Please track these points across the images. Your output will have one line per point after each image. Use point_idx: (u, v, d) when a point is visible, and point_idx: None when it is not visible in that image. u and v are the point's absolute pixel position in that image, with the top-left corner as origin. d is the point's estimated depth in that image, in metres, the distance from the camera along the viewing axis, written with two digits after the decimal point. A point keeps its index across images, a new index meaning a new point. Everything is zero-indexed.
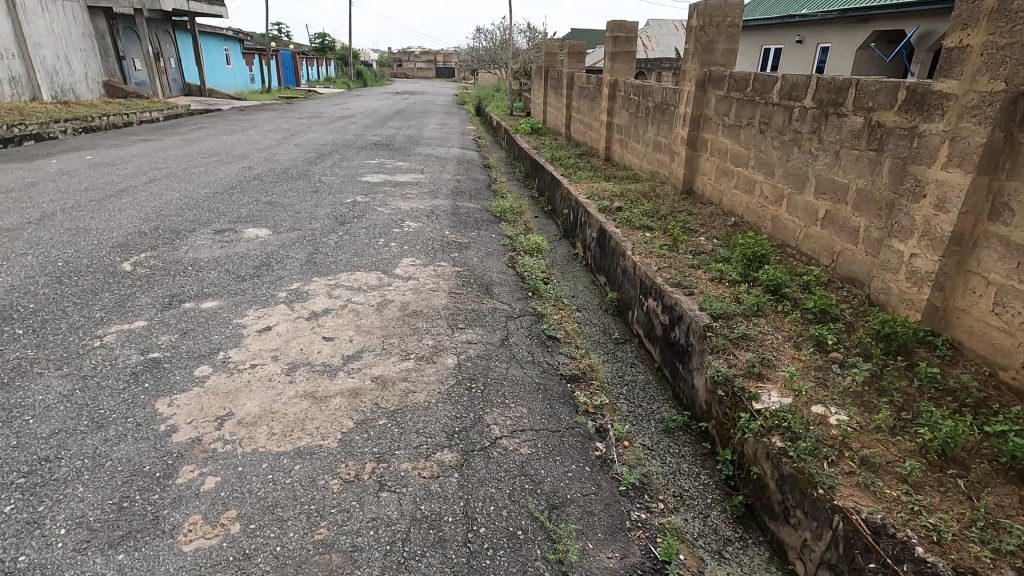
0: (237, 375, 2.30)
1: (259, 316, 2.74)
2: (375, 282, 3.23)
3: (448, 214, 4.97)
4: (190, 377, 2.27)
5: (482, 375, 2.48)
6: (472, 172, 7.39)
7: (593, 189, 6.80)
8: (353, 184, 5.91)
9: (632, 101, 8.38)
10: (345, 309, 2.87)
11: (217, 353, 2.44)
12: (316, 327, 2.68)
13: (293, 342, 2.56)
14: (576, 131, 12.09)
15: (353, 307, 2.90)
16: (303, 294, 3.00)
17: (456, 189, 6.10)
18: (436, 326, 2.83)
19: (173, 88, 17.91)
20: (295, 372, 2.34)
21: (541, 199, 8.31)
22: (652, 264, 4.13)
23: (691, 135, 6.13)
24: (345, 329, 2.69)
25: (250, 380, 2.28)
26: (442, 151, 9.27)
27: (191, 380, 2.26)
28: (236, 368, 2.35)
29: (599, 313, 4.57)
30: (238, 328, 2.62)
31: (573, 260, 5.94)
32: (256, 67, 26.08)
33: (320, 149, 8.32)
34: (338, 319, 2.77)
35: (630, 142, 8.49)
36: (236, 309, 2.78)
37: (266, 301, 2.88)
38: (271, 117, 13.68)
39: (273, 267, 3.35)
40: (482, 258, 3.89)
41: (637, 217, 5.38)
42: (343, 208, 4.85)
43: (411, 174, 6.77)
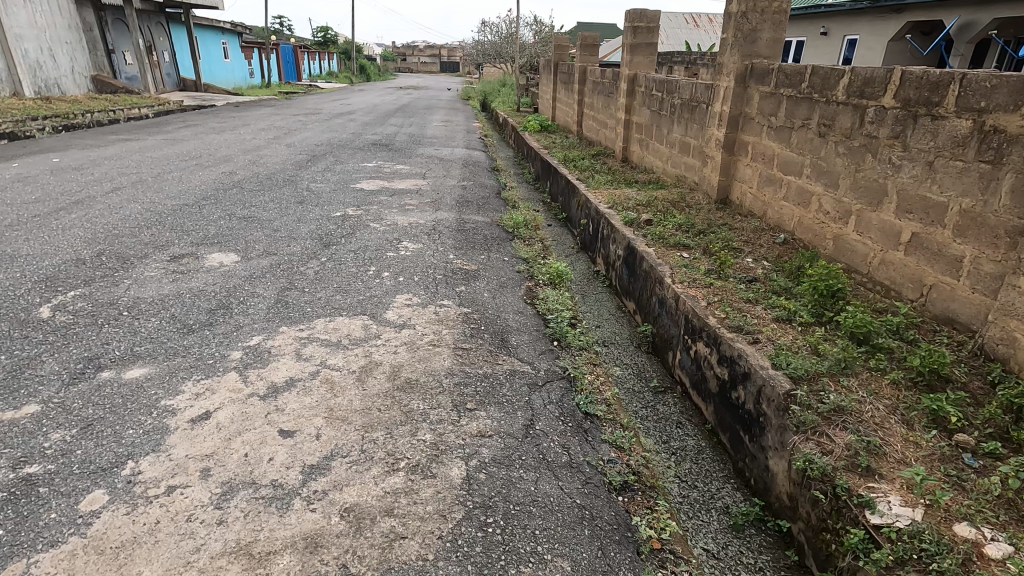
0: (140, 516, 1.63)
1: (196, 395, 2.10)
2: (359, 334, 2.55)
3: (452, 231, 4.28)
4: (68, 519, 1.60)
5: (502, 503, 1.78)
6: (479, 177, 6.70)
7: (615, 197, 6.09)
8: (345, 192, 5.23)
9: (655, 98, 7.64)
10: (318, 382, 2.21)
11: (123, 466, 1.79)
12: (271, 416, 2.03)
13: (235, 444, 1.90)
14: (589, 129, 11.34)
15: (328, 378, 2.24)
16: (264, 355, 2.34)
17: (462, 197, 5.42)
18: (436, 407, 2.16)
19: (167, 83, 17.27)
20: (226, 505, 1.67)
21: (553, 205, 7.61)
22: (698, 296, 3.42)
23: (728, 137, 5.40)
24: (310, 419, 2.03)
25: (157, 524, 1.60)
26: (446, 151, 8.57)
27: (71, 524, 1.59)
28: (141, 498, 1.68)
29: (631, 349, 3.88)
30: (162, 419, 1.98)
31: (594, 279, 5.24)
32: (255, 61, 25.39)
33: (313, 150, 7.64)
34: (305, 401, 2.11)
35: (652, 143, 7.76)
36: (168, 385, 2.13)
37: (209, 370, 2.23)
38: (267, 113, 13.03)
39: (232, 308, 2.69)
40: (494, 291, 3.21)
41: (671, 233, 4.68)
42: (329, 223, 4.18)
43: (411, 179, 6.09)
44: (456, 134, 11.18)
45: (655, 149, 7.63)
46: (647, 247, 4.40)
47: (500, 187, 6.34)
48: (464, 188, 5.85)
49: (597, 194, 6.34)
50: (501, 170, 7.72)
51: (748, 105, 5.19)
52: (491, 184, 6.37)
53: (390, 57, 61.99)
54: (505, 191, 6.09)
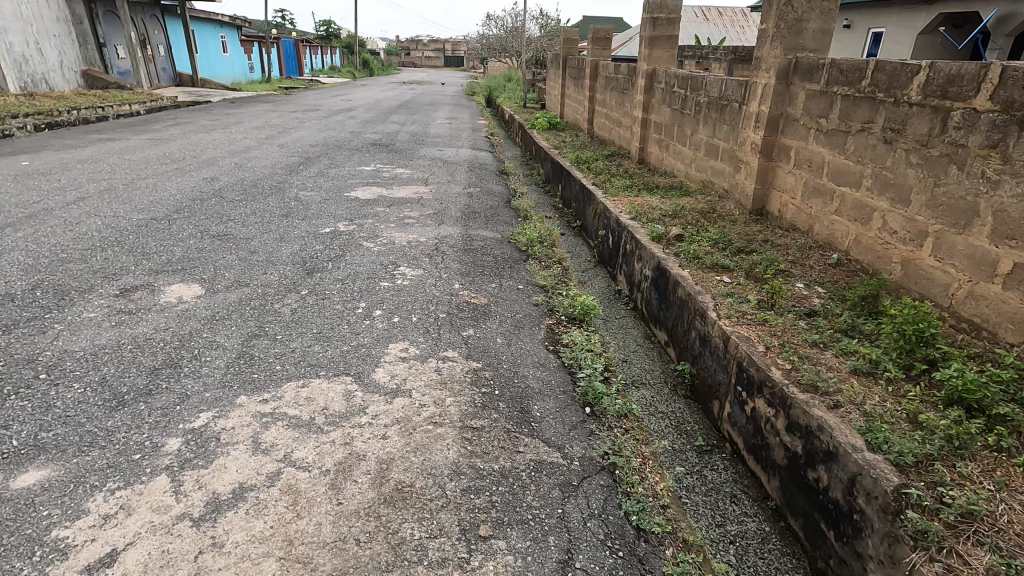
0: None
1: (105, 517, 1.62)
2: (338, 412, 2.07)
3: (458, 250, 3.74)
4: None
5: None
6: (486, 182, 6.15)
7: (637, 205, 5.52)
8: (338, 202, 4.70)
9: (677, 95, 7.03)
10: (277, 495, 1.72)
11: None
12: (203, 559, 1.51)
13: None
14: (601, 127, 10.76)
15: (291, 486, 1.76)
16: (209, 447, 1.88)
17: (469, 207, 4.87)
18: (435, 534, 1.66)
19: (163, 78, 16.75)
20: None
21: (566, 212, 7.06)
22: (751, 337, 2.86)
23: (766, 140, 4.82)
24: (258, 563, 1.51)
25: None
26: (451, 152, 8.01)
27: None
28: None
29: (665, 392, 3.33)
30: (44, 570, 1.46)
31: (616, 300, 4.69)
32: (255, 55, 24.80)
33: (307, 151, 7.10)
34: (253, 529, 1.61)
35: (674, 145, 7.16)
36: (70, 500, 1.67)
37: (131, 475, 1.76)
38: (264, 109, 12.47)
39: (176, 368, 2.22)
40: (507, 337, 2.69)
41: (706, 252, 4.12)
42: (316, 242, 3.64)
43: (412, 186, 5.53)
44: (461, 133, 10.61)
45: (677, 151, 7.05)
46: (680, 269, 3.84)
47: (511, 194, 5.79)
48: (470, 196, 5.30)
49: (616, 202, 5.78)
50: (510, 173, 7.16)
51: (791, 104, 4.60)
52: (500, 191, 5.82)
53: (394, 51, 61.26)
54: (516, 199, 5.55)
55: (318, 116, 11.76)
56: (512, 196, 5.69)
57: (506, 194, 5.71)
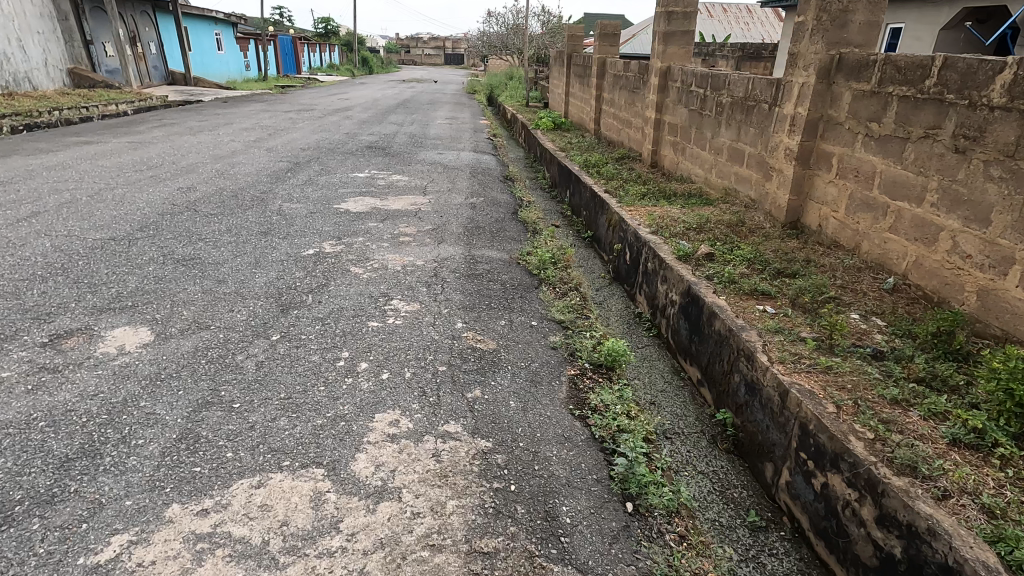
0: None
1: None
2: (303, 530, 1.63)
3: (460, 275, 3.27)
4: None
5: None
6: (490, 189, 5.68)
7: (656, 216, 5.03)
8: (327, 215, 4.23)
9: (695, 95, 6.54)
10: None
11: None
12: None
13: None
14: (609, 128, 10.26)
15: None
16: None
17: (472, 220, 4.40)
18: None
19: (154, 76, 16.26)
20: None
21: (576, 221, 6.57)
22: (815, 389, 2.37)
23: (803, 146, 4.33)
24: None
25: None
26: (451, 156, 7.52)
27: None
28: None
29: (703, 445, 2.85)
30: None
31: (637, 325, 4.20)
32: (251, 53, 24.28)
33: (297, 156, 6.63)
34: None
35: (691, 149, 6.68)
36: None
37: None
38: (257, 109, 11.99)
39: (94, 459, 1.81)
40: (521, 401, 2.26)
41: (742, 274, 3.63)
42: (296, 266, 3.18)
43: (409, 195, 5.06)
44: (462, 134, 10.14)
45: (695, 155, 6.56)
46: (715, 296, 3.36)
47: (517, 203, 5.31)
48: (472, 207, 4.83)
49: (633, 212, 5.29)
50: (515, 179, 6.67)
51: (833, 106, 4.10)
52: (506, 199, 5.35)
53: (393, 49, 60.60)
54: (523, 210, 5.06)
55: (312, 117, 11.27)
56: (518, 207, 5.20)
57: (512, 204, 5.23)
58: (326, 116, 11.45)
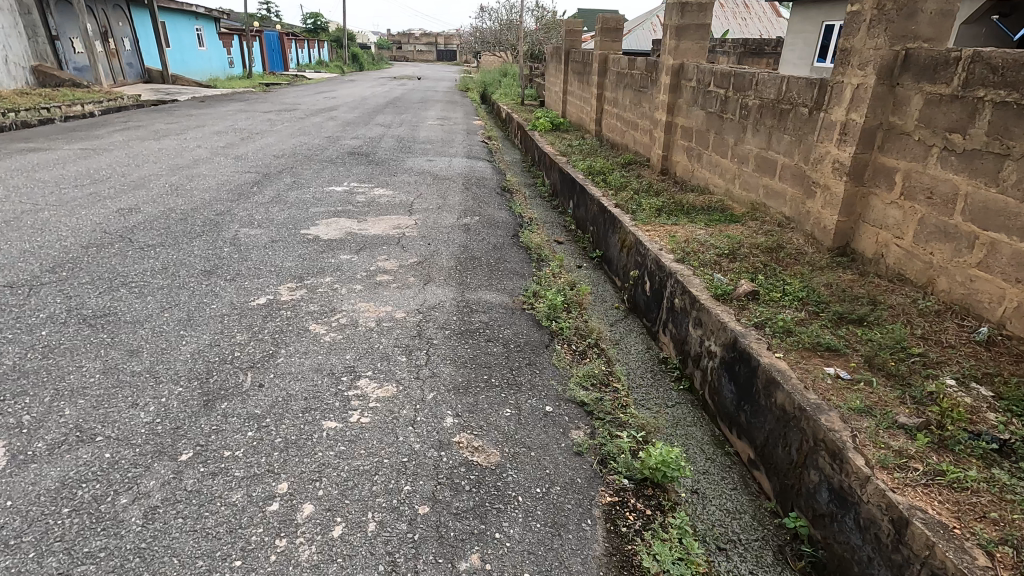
0: None
1: None
2: None
3: (452, 335, 2.61)
4: None
5: None
6: (486, 205, 5.00)
7: (677, 237, 4.37)
8: (292, 244, 3.53)
9: (715, 96, 5.87)
10: None
11: None
12: None
13: None
14: (611, 130, 9.59)
15: None
16: None
17: (465, 248, 3.72)
18: None
19: (129, 74, 15.41)
20: None
21: (582, 238, 5.92)
22: (946, 519, 1.71)
23: (857, 159, 3.67)
24: None
25: None
26: (442, 163, 6.82)
27: None
28: None
29: (771, 562, 2.18)
30: None
31: (662, 373, 3.54)
32: (235, 49, 23.37)
33: (269, 165, 5.91)
34: None
35: (710, 156, 6.01)
36: None
37: None
38: (234, 109, 11.20)
39: None
40: (539, 568, 1.59)
41: (796, 321, 2.98)
42: (236, 324, 2.51)
43: (392, 214, 4.37)
44: (455, 136, 9.45)
45: (714, 163, 5.90)
46: (770, 353, 2.69)
47: (518, 223, 4.64)
48: (465, 230, 4.14)
49: (650, 231, 4.63)
50: (513, 190, 5.99)
51: (898, 112, 3.43)
52: (504, 218, 4.67)
53: (384, 45, 59.52)
54: (525, 231, 4.40)
55: (293, 118, 10.51)
56: (520, 227, 4.54)
57: (512, 223, 4.55)
58: (309, 117, 10.70)
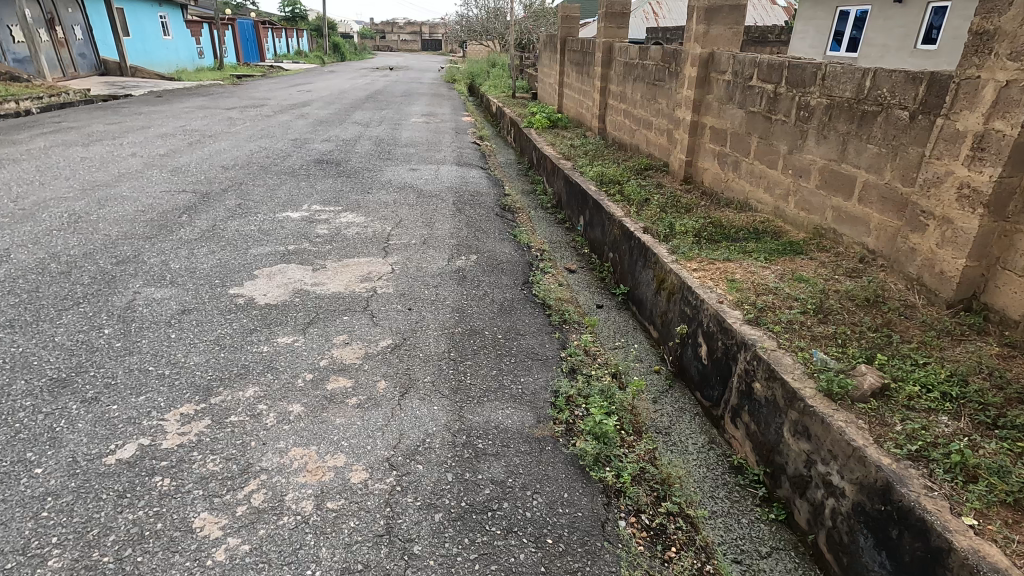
0: None
1: None
2: None
3: (441, 531, 1.71)
4: None
5: None
6: (482, 233, 3.99)
7: (736, 280, 3.36)
8: (210, 318, 2.58)
9: (759, 94, 4.83)
10: None
11: None
12: None
13: None
14: (620, 128, 8.51)
15: None
16: None
17: (455, 320, 2.80)
18: None
19: (80, 65, 14.04)
20: None
21: (600, 267, 4.93)
22: None
23: (1001, 185, 2.66)
24: None
25: None
26: (427, 173, 5.76)
27: None
28: None
29: None
30: None
31: (741, 489, 2.53)
32: (205, 39, 21.89)
33: (212, 180, 4.81)
34: None
35: (752, 165, 4.99)
36: None
37: None
38: (192, 106, 9.98)
39: None
40: None
41: (969, 445, 1.97)
42: (55, 531, 1.61)
43: (361, 253, 3.37)
44: (442, 136, 8.37)
45: (758, 174, 4.88)
46: (957, 519, 1.68)
47: (527, 260, 3.63)
48: (458, 281, 3.14)
49: (696, 268, 3.61)
50: (516, 208, 4.95)
51: None
52: (508, 254, 3.65)
53: (367, 33, 57.62)
54: (537, 274, 3.43)
55: (258, 115, 9.32)
56: (530, 266, 3.55)
57: (518, 262, 3.55)
58: (276, 114, 9.54)
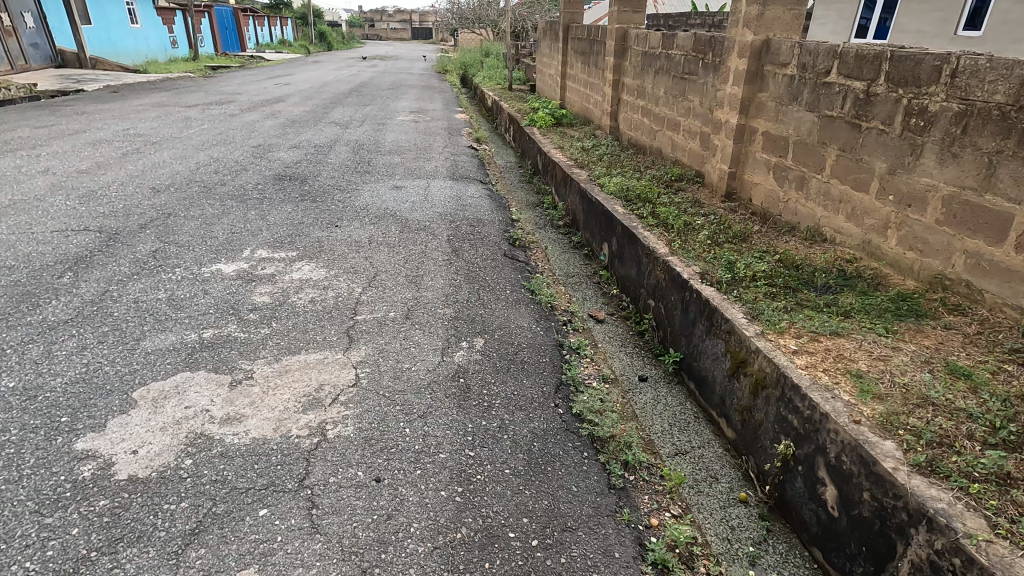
0: None
1: None
2: None
3: None
4: None
5: None
6: (479, 308, 3.05)
7: (864, 375, 2.30)
8: (11, 525, 1.67)
9: (841, 93, 3.75)
10: None
11: None
12: None
13: None
14: (636, 128, 7.41)
15: None
16: None
17: (450, 519, 1.84)
18: None
19: (32, 57, 12.74)
20: None
21: (635, 317, 3.89)
22: None
23: None
24: None
25: None
26: (414, 192, 4.67)
27: None
28: None
29: None
30: None
31: None
32: (179, 27, 20.50)
33: (130, 210, 3.70)
34: None
35: (829, 184, 3.92)
36: None
37: None
38: (149, 104, 8.78)
39: None
40: None
41: None
42: None
43: (302, 348, 2.54)
44: (432, 139, 7.26)
45: (840, 197, 3.82)
46: None
47: (555, 370, 2.68)
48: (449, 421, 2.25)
49: (795, 350, 2.54)
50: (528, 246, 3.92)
51: None
52: (532, 365, 2.68)
53: (355, 22, 55.62)
54: (579, 401, 2.49)
55: (222, 113, 8.15)
56: (566, 392, 2.55)
57: (544, 380, 2.58)
58: (243, 112, 8.36)
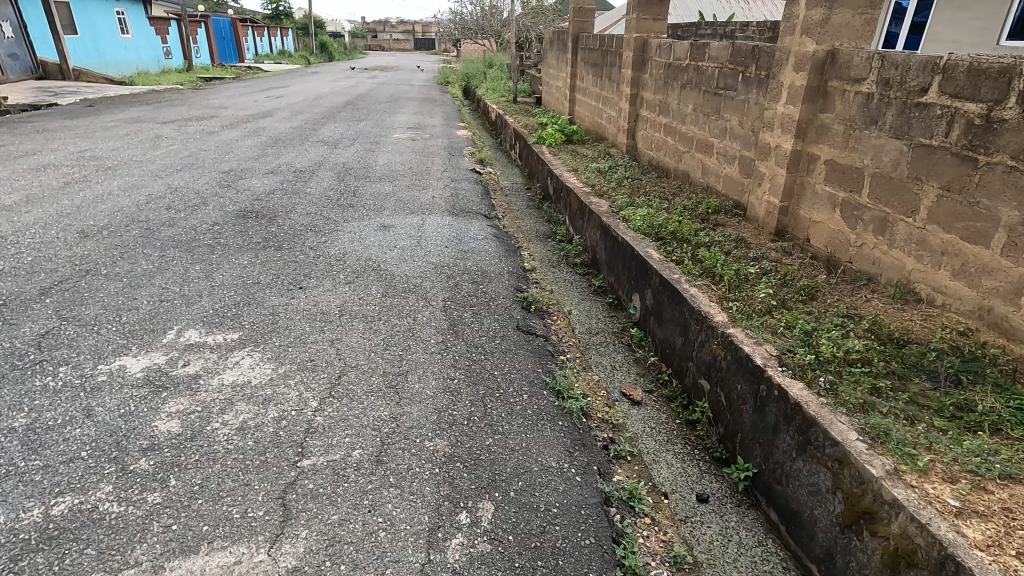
0: None
1: None
2: None
3: None
4: None
5: None
6: (484, 452, 2.26)
7: None
8: None
9: (943, 117, 2.95)
10: None
11: None
12: None
13: None
14: (659, 148, 6.62)
15: None
16: None
17: None
18: None
19: (9, 68, 12.06)
20: None
21: (683, 398, 3.07)
22: None
23: None
24: None
25: None
26: (403, 238, 3.97)
27: None
28: None
29: None
30: None
31: None
32: (173, 38, 19.91)
33: (38, 271, 2.99)
34: None
35: (926, 231, 3.10)
36: None
37: None
38: (121, 120, 8.05)
39: None
40: None
41: None
42: None
43: (201, 543, 1.76)
44: (430, 161, 6.48)
45: (943, 251, 3.00)
46: None
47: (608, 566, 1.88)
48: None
49: (954, 507, 1.73)
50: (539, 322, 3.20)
51: None
52: (567, 564, 1.85)
53: (357, 32, 55.39)
54: None
55: (198, 130, 7.41)
56: None
57: None
58: (223, 129, 7.62)
